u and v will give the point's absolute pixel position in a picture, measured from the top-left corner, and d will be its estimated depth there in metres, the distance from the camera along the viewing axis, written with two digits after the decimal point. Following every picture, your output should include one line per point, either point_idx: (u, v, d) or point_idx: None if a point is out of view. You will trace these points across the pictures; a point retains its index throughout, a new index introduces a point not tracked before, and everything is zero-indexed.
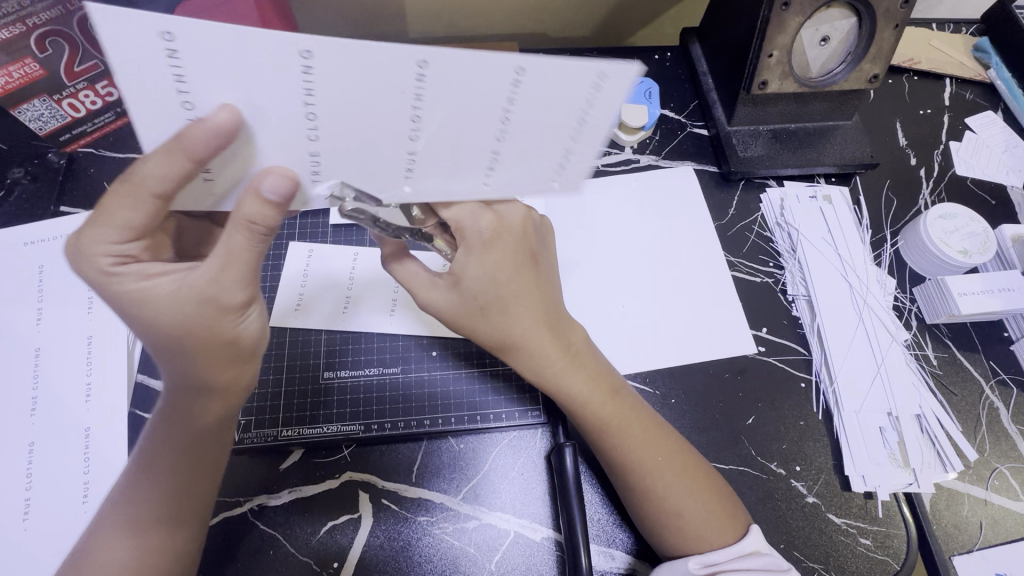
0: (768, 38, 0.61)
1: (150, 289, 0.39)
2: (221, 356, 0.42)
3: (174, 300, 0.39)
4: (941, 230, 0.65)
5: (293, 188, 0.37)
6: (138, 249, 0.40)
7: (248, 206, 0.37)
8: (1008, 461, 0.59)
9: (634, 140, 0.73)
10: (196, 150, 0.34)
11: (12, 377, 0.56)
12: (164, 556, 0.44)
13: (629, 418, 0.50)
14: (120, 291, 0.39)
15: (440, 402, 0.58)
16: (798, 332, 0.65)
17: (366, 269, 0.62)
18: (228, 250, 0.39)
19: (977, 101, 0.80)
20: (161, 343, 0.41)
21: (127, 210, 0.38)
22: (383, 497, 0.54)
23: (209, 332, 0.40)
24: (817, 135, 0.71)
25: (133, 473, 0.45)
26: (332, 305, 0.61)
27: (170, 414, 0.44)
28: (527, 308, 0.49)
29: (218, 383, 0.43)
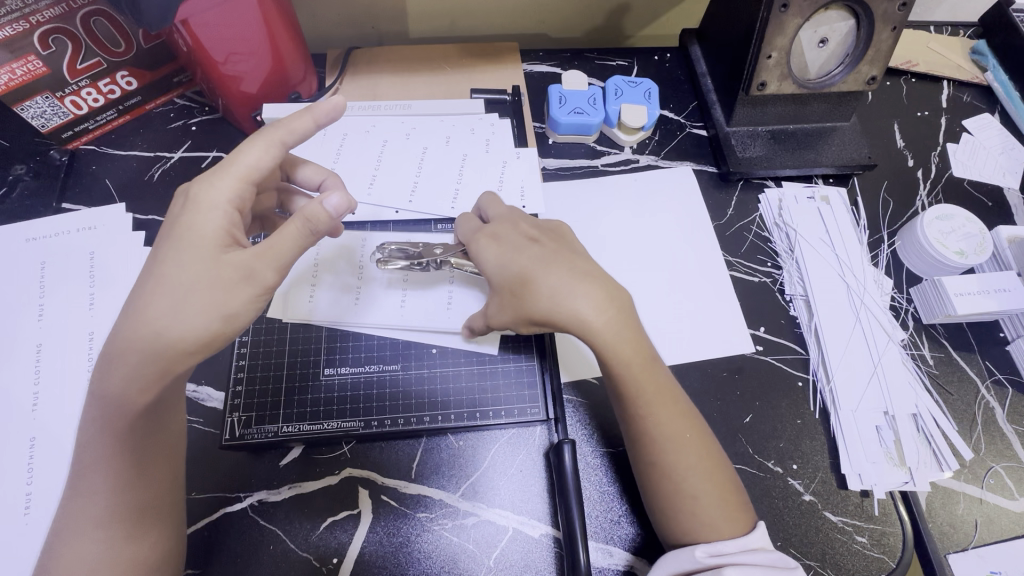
0: (766, 40, 0.61)
1: (218, 257, 0.43)
2: (183, 325, 0.42)
3: (220, 270, 0.43)
4: (938, 231, 0.66)
5: (350, 209, 0.47)
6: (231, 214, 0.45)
7: (309, 209, 0.45)
8: (1003, 460, 0.60)
9: (633, 140, 0.74)
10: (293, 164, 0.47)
11: (14, 372, 0.56)
12: (142, 547, 0.44)
13: (661, 390, 0.51)
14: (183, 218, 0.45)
15: (439, 399, 0.58)
16: (796, 332, 0.65)
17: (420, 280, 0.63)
18: (278, 239, 0.44)
19: (974, 103, 0.80)
20: (155, 295, 0.42)
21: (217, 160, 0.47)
22: (383, 493, 0.54)
23: (219, 296, 0.42)
24: (815, 136, 0.72)
25: (78, 470, 0.44)
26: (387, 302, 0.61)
27: (113, 368, 0.43)
28: (554, 270, 0.52)
29: (167, 345, 0.42)
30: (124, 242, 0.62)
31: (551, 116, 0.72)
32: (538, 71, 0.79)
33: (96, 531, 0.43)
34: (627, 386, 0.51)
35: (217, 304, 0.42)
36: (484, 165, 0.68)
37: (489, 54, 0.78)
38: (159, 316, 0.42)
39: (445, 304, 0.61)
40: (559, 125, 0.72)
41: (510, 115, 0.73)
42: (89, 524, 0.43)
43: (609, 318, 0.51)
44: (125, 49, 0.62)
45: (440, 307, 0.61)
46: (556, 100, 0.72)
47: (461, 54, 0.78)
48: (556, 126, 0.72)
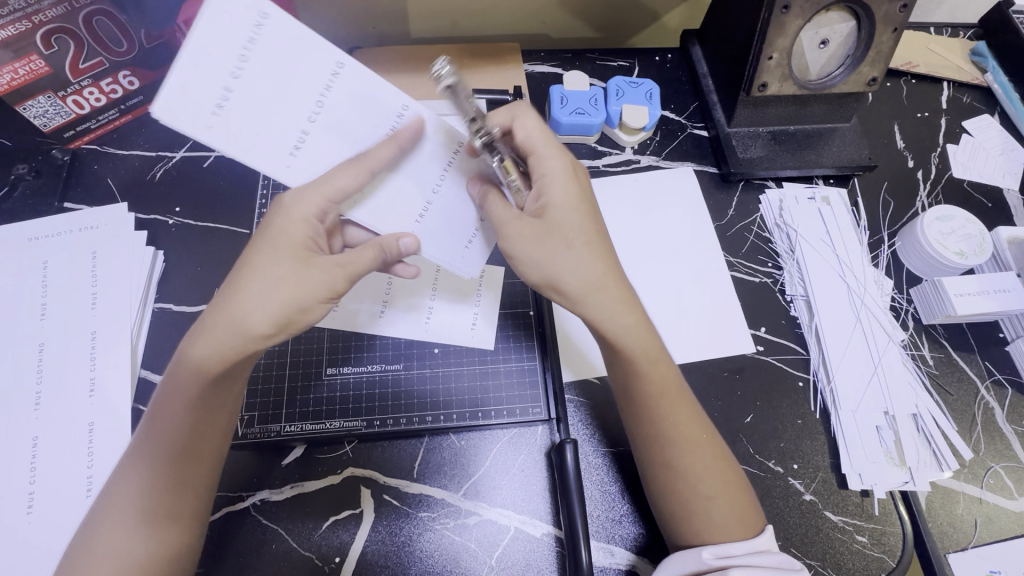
0: (768, 41, 0.62)
1: (296, 261, 0.45)
2: (250, 319, 0.44)
3: (299, 277, 0.45)
4: (938, 231, 0.66)
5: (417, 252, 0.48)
6: (323, 219, 0.46)
7: (393, 246, 0.48)
8: (1002, 460, 0.60)
9: (634, 140, 0.74)
10: (379, 162, 0.45)
11: (17, 371, 0.56)
12: (179, 538, 0.45)
13: (673, 391, 0.51)
14: (281, 233, 0.46)
15: (442, 399, 0.58)
16: (797, 332, 0.65)
17: (387, 198, 0.48)
18: (355, 261, 0.47)
19: (974, 104, 0.80)
20: (230, 293, 0.44)
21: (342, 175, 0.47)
22: (385, 493, 0.54)
23: (288, 297, 0.44)
24: (815, 137, 0.72)
25: (139, 459, 0.45)
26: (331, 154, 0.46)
27: (185, 364, 0.44)
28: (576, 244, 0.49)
29: (235, 333, 0.43)
30: (126, 242, 0.62)
31: (553, 117, 0.72)
32: (539, 71, 0.79)
33: (138, 524, 0.43)
34: (645, 388, 0.50)
35: (285, 303, 0.44)
36: None
37: (490, 54, 0.78)
38: (232, 308, 0.44)
39: (426, 319, 0.61)
40: (560, 125, 0.72)
41: None
42: (131, 518, 0.44)
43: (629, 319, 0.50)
44: (127, 48, 0.62)
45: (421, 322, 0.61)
46: (557, 101, 0.72)
47: (462, 55, 0.78)
48: (558, 126, 0.72)
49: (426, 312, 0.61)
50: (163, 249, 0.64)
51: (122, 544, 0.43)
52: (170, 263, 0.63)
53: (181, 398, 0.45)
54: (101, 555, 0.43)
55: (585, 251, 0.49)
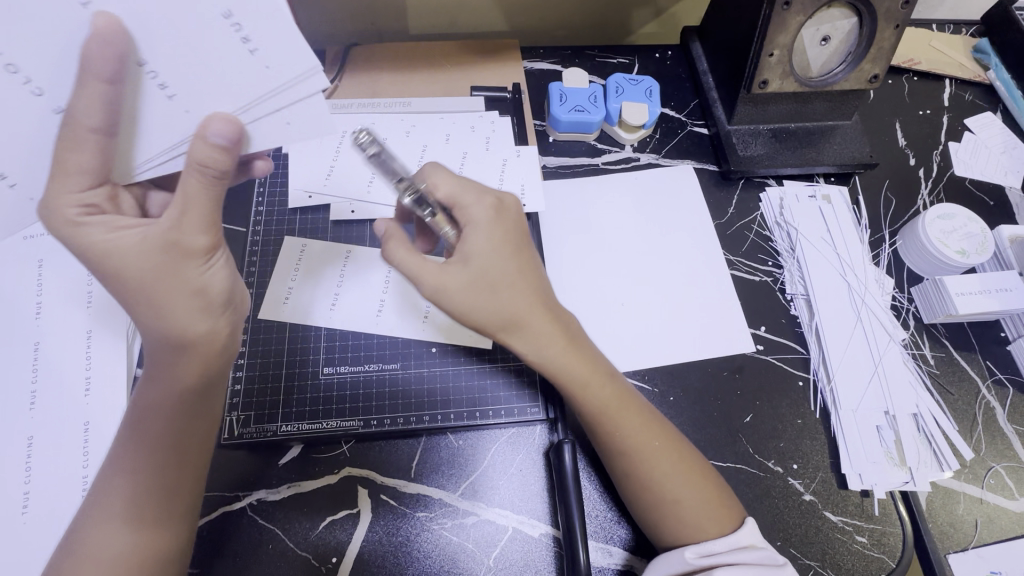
0: (769, 37, 0.61)
1: (114, 240, 0.41)
2: (180, 324, 0.43)
3: (137, 247, 0.41)
4: (939, 230, 0.65)
5: (237, 129, 0.40)
6: (101, 199, 0.41)
7: (197, 150, 0.39)
8: (1003, 460, 0.60)
9: (634, 138, 0.73)
10: (104, 69, 0.38)
11: (13, 370, 0.56)
12: (159, 539, 0.44)
13: (625, 409, 0.50)
14: (79, 241, 0.41)
15: (439, 398, 0.58)
16: (797, 331, 0.65)
17: (248, 74, 0.42)
18: (186, 195, 0.40)
19: (976, 102, 0.80)
20: (120, 295, 0.42)
21: (163, 161, 0.41)
22: (382, 492, 0.54)
23: (168, 281, 0.41)
24: (816, 135, 0.71)
25: (119, 454, 0.45)
26: (148, 99, 0.41)
27: (152, 378, 0.44)
28: (523, 284, 0.49)
29: (185, 341, 0.43)
30: None
31: (552, 114, 0.71)
32: (538, 68, 0.79)
33: (120, 524, 0.43)
34: (589, 408, 0.50)
35: (181, 288, 0.42)
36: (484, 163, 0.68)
37: (489, 51, 0.78)
38: (152, 310, 0.42)
39: (423, 317, 0.61)
40: (559, 123, 0.71)
41: (510, 113, 0.73)
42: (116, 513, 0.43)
43: (561, 347, 0.50)
44: None
45: (418, 321, 0.60)
46: (556, 98, 0.71)
47: (461, 53, 0.78)
48: (556, 124, 0.72)
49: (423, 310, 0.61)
50: None
51: (108, 544, 0.43)
52: None
53: (161, 396, 0.44)
54: (83, 558, 0.42)
55: (524, 285, 0.49)
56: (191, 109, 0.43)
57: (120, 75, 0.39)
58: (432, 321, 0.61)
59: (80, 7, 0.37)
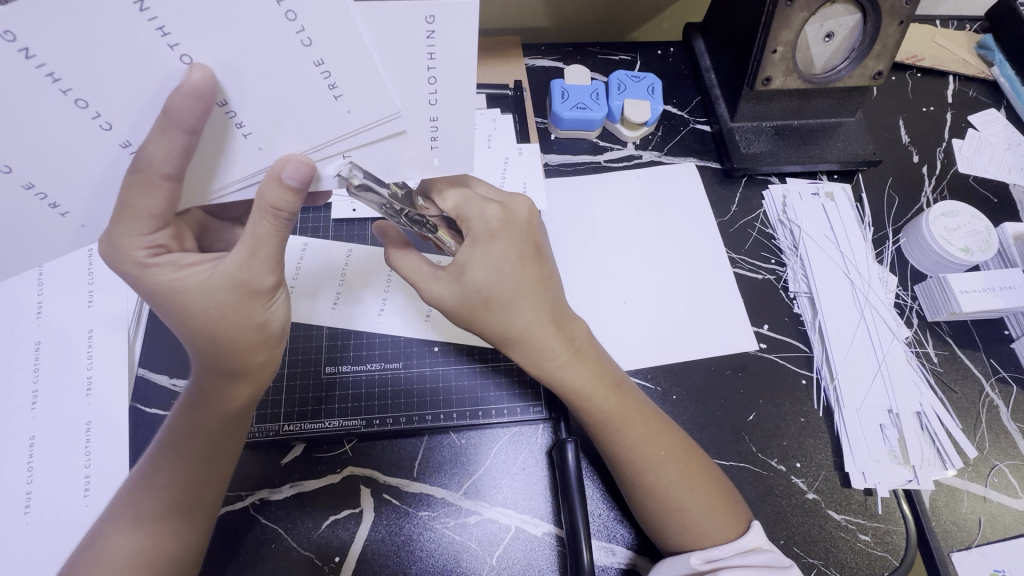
0: (772, 34, 0.60)
1: (184, 279, 0.40)
2: (239, 342, 0.42)
3: (205, 286, 0.40)
4: (944, 228, 0.65)
5: (311, 173, 0.38)
6: (168, 238, 0.40)
7: (270, 193, 0.37)
8: (1007, 458, 0.60)
9: (636, 135, 0.73)
10: (187, 118, 0.33)
11: (14, 370, 0.56)
12: (173, 547, 0.44)
13: (633, 415, 0.50)
14: (152, 283, 0.39)
15: (443, 398, 0.58)
16: (800, 329, 0.65)
17: (328, 121, 0.37)
18: (255, 237, 0.39)
19: (980, 98, 0.80)
20: (187, 333, 0.41)
21: (148, 201, 0.37)
22: (384, 492, 0.54)
23: (235, 320, 0.41)
24: (820, 132, 0.71)
25: (154, 464, 0.44)
26: (228, 139, 0.37)
27: (195, 403, 0.44)
28: (529, 297, 0.49)
29: (239, 371, 0.43)
30: None
31: (553, 112, 0.71)
32: (540, 65, 0.79)
33: (132, 527, 0.43)
34: (595, 419, 0.50)
35: (246, 325, 0.41)
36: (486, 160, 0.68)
37: (491, 48, 0.77)
38: (202, 338, 0.41)
39: (426, 315, 0.61)
40: (560, 120, 0.71)
41: (511, 110, 0.72)
42: (133, 517, 0.44)
43: (568, 357, 0.50)
44: None
45: (421, 319, 0.60)
46: (558, 95, 0.71)
47: None
48: (558, 122, 0.72)
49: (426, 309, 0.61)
50: None
51: (123, 544, 0.43)
52: None
53: (209, 410, 0.44)
54: (100, 558, 0.43)
55: (531, 300, 0.49)
56: (266, 147, 0.38)
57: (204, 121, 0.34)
58: (434, 320, 0.60)
59: (170, 50, 0.32)
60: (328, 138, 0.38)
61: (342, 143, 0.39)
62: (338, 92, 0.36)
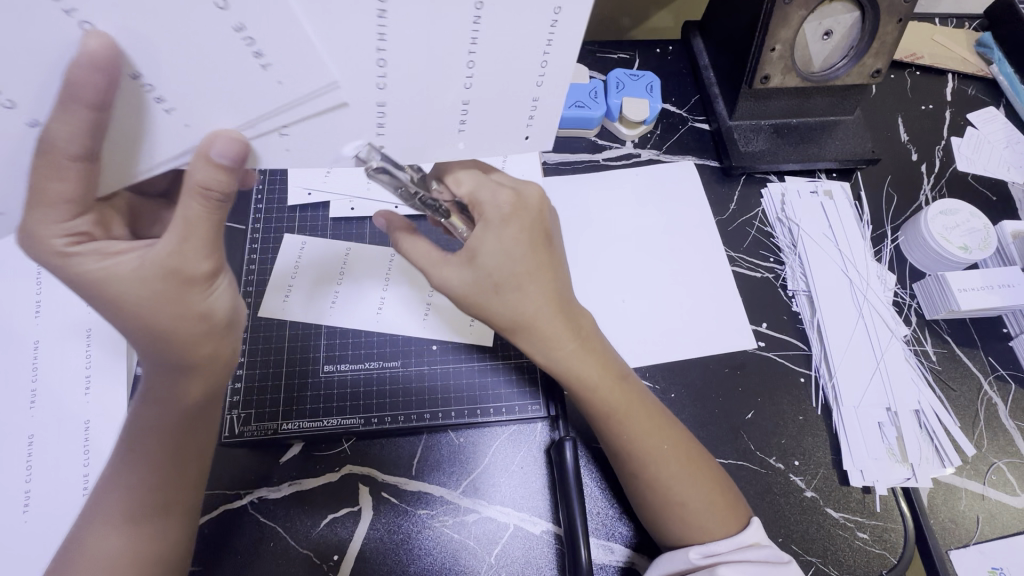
0: (771, 31, 0.60)
1: (112, 267, 0.39)
2: (183, 333, 0.41)
3: (136, 274, 0.39)
4: (943, 226, 0.65)
5: (242, 147, 0.38)
6: (89, 224, 0.39)
7: (198, 172, 0.37)
8: (1005, 456, 0.60)
9: (635, 134, 0.73)
10: (89, 92, 0.33)
11: (12, 370, 0.56)
12: (153, 547, 0.44)
13: (638, 407, 0.50)
14: (83, 276, 0.38)
15: (441, 396, 0.58)
16: (798, 327, 0.65)
17: (257, 92, 0.37)
18: (186, 220, 0.38)
19: (978, 96, 0.80)
20: (126, 325, 0.40)
21: (57, 183, 0.35)
22: (383, 490, 0.54)
23: (178, 307, 0.40)
24: (818, 130, 0.71)
25: (119, 461, 0.44)
26: (149, 117, 0.36)
27: (156, 397, 0.44)
28: (535, 287, 0.48)
29: (191, 360, 0.43)
30: None
31: None
32: None
33: (104, 527, 0.43)
34: (603, 408, 0.50)
35: (187, 312, 0.41)
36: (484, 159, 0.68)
37: None
38: (145, 329, 0.40)
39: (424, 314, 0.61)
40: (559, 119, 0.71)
41: None
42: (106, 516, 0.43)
43: (575, 349, 0.50)
44: None
45: (419, 318, 0.60)
46: None
47: None
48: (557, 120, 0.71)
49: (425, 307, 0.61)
50: None
51: (98, 544, 0.43)
52: None
53: (165, 402, 0.44)
54: (77, 559, 0.43)
55: (539, 289, 0.49)
56: (191, 123, 0.37)
57: (110, 96, 0.34)
58: (433, 319, 0.60)
59: (63, 15, 0.31)
60: (261, 112, 0.38)
61: (273, 115, 0.38)
62: (265, 60, 0.35)
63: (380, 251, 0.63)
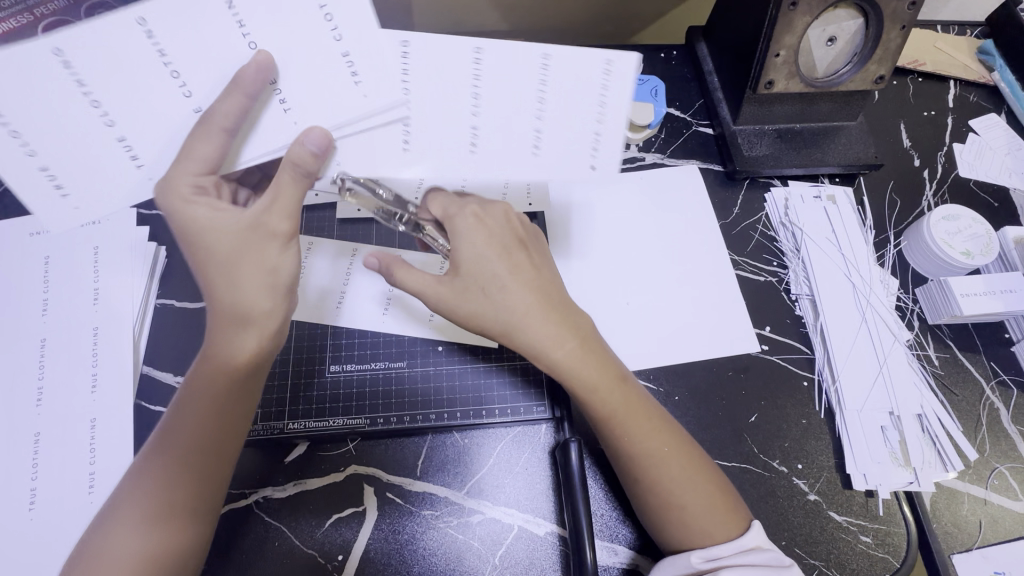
0: (775, 37, 0.61)
1: (213, 221, 0.44)
2: (245, 290, 0.45)
3: (231, 227, 0.44)
4: (944, 231, 0.66)
5: (331, 139, 0.43)
6: (210, 182, 0.44)
7: (293, 150, 0.42)
8: (1007, 461, 0.60)
9: (639, 137, 0.73)
10: (249, 84, 0.40)
11: (18, 368, 0.56)
12: (180, 541, 0.44)
13: (635, 409, 0.51)
14: (183, 217, 0.44)
15: (446, 397, 0.58)
16: (802, 331, 0.65)
17: (348, 105, 0.43)
18: (278, 186, 0.44)
19: (980, 103, 0.80)
20: (207, 272, 0.45)
21: (202, 144, 0.41)
22: (388, 490, 0.54)
23: (249, 261, 0.45)
24: (821, 136, 0.72)
25: (167, 429, 0.47)
26: (269, 114, 0.43)
27: (201, 369, 0.47)
28: (529, 294, 0.50)
29: (248, 319, 0.46)
30: (125, 236, 0.62)
31: None
32: None
33: (134, 519, 0.45)
34: (603, 413, 0.50)
35: (259, 269, 0.45)
36: None
37: None
38: (221, 292, 0.45)
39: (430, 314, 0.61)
40: None
41: None
42: (141, 505, 0.45)
43: (575, 353, 0.50)
44: None
45: (424, 318, 0.61)
46: None
47: None
48: None
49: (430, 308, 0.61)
50: (164, 243, 0.63)
51: (129, 534, 0.44)
52: (171, 258, 0.62)
53: (220, 368, 0.47)
54: (107, 551, 0.44)
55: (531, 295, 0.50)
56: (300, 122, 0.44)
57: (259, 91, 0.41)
58: (438, 320, 0.61)
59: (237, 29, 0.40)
60: (346, 118, 0.44)
61: (349, 126, 0.44)
62: (359, 79, 0.42)
63: (386, 253, 0.63)
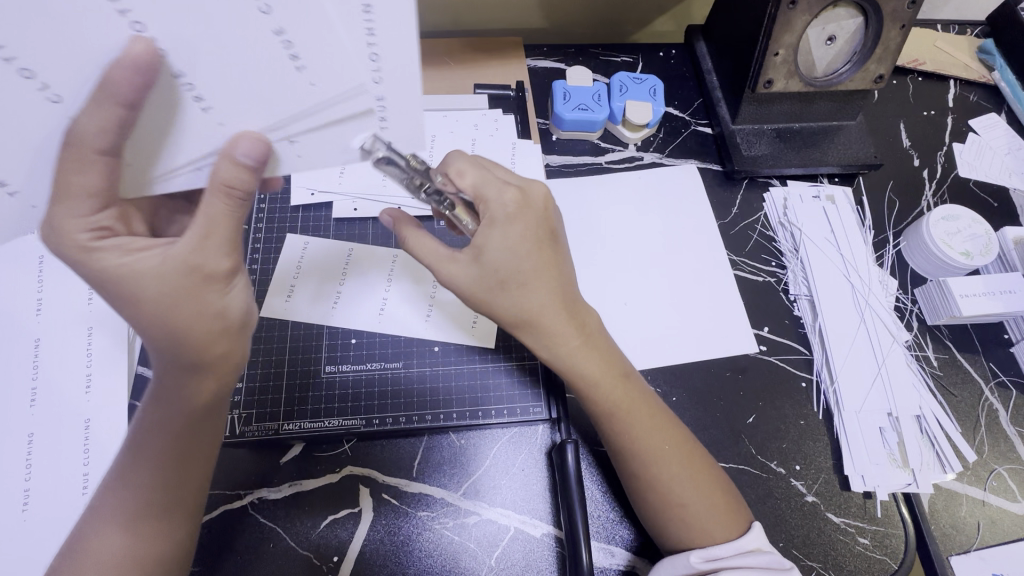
0: (774, 36, 0.61)
1: (130, 264, 0.38)
2: (195, 329, 0.40)
3: (157, 273, 0.38)
4: (944, 231, 0.65)
5: (265, 149, 0.39)
6: (112, 220, 0.38)
7: (224, 171, 0.38)
8: (1006, 462, 0.60)
9: (638, 137, 0.73)
10: (124, 89, 0.34)
11: (13, 368, 0.55)
12: (161, 548, 0.44)
13: (639, 409, 0.50)
14: (94, 271, 0.38)
15: (442, 397, 0.57)
16: (800, 332, 0.65)
17: (303, 101, 0.39)
18: (208, 217, 0.39)
19: (980, 102, 0.80)
20: (142, 321, 0.39)
21: (79, 175, 0.36)
22: (383, 491, 0.54)
23: (191, 307, 0.39)
24: (820, 135, 0.71)
25: (126, 465, 0.44)
26: (183, 113, 0.37)
27: (160, 396, 0.43)
28: (541, 282, 0.49)
29: (204, 363, 0.41)
30: None
31: (556, 113, 0.71)
32: (542, 66, 0.79)
33: (111, 526, 0.43)
34: (604, 408, 0.50)
35: (205, 314, 0.40)
36: (487, 161, 0.68)
37: (493, 49, 0.78)
38: (162, 342, 0.40)
39: (426, 314, 0.60)
40: (563, 121, 0.71)
41: (514, 111, 0.72)
42: (118, 516, 0.43)
43: (584, 351, 0.50)
44: None
45: (421, 318, 0.60)
46: (560, 96, 0.71)
47: (466, 51, 0.78)
48: (560, 123, 0.71)
49: (427, 307, 0.61)
50: None
51: (107, 547, 0.43)
52: None
53: (177, 410, 0.43)
54: (85, 557, 0.42)
55: (540, 284, 0.49)
56: (225, 122, 0.38)
57: (143, 95, 0.35)
58: (435, 320, 0.60)
59: (122, 20, 0.33)
60: (298, 116, 0.39)
61: (301, 122, 0.40)
62: (301, 63, 0.37)
63: (382, 252, 0.63)
